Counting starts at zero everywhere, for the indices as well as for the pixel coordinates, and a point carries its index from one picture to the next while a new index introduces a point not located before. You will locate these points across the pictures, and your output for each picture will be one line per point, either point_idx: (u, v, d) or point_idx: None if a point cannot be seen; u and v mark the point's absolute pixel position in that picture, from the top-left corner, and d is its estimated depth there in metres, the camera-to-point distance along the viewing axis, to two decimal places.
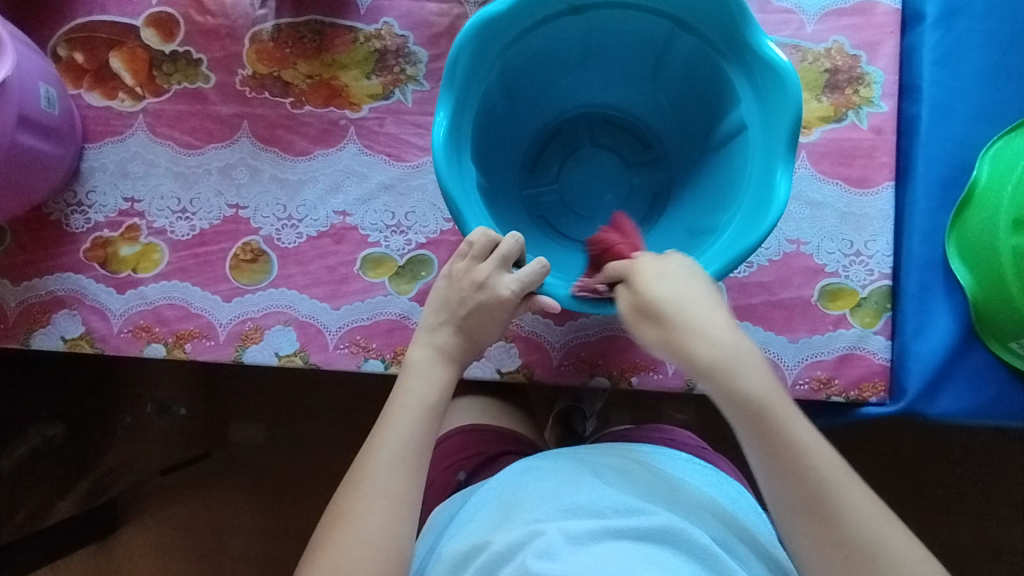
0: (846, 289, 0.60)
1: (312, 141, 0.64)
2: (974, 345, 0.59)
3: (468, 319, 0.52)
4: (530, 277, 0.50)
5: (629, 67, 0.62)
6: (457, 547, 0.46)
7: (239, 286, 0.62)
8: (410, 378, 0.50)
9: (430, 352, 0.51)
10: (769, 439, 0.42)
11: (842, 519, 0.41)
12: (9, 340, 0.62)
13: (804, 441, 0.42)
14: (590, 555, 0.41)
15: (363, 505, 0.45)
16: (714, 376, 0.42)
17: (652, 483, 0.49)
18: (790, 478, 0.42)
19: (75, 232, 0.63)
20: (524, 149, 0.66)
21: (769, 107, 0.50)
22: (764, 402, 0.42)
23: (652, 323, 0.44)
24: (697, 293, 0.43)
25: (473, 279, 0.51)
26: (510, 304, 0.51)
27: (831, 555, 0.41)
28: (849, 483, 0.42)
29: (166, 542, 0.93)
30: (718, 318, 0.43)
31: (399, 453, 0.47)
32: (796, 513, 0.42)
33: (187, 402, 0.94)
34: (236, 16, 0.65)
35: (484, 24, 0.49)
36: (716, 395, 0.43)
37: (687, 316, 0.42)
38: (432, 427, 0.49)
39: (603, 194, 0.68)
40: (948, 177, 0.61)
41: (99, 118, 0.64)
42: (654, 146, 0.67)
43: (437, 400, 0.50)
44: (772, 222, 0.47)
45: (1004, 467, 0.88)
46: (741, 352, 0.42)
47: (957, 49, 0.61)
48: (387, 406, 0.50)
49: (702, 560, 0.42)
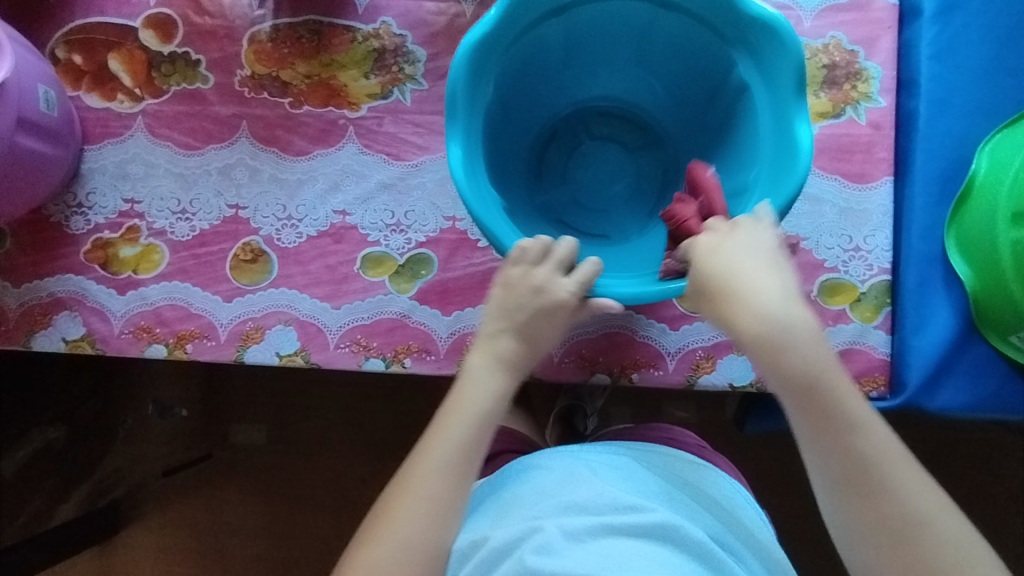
0: (845, 284, 0.60)
1: (311, 141, 0.64)
2: (974, 339, 0.60)
3: (525, 325, 0.49)
4: (585, 276, 0.47)
5: (623, 56, 0.62)
6: (457, 543, 0.46)
7: (239, 286, 0.62)
8: (466, 383, 0.49)
9: (489, 360, 0.49)
10: (821, 417, 0.42)
11: (891, 495, 0.42)
12: (10, 342, 0.62)
13: (858, 419, 0.43)
14: (586, 552, 0.41)
15: (407, 507, 0.45)
16: (768, 352, 0.42)
17: (652, 480, 0.49)
18: (838, 455, 0.42)
19: (75, 234, 0.63)
20: (529, 153, 0.66)
21: (770, 74, 0.50)
22: (819, 379, 0.42)
23: (707, 299, 0.44)
24: (755, 267, 0.43)
25: (531, 284, 0.48)
26: (570, 308, 0.48)
27: (874, 527, 0.43)
28: (899, 461, 0.43)
29: (168, 544, 0.93)
30: (777, 293, 0.42)
31: (448, 459, 0.47)
32: (842, 489, 0.43)
33: (189, 403, 0.95)
34: (234, 17, 0.65)
35: (482, 39, 0.48)
36: (770, 370, 0.42)
37: (743, 292, 0.42)
38: (484, 433, 0.48)
39: (611, 185, 0.68)
40: (946, 171, 0.61)
41: (98, 120, 0.64)
42: (651, 128, 0.68)
43: (490, 406, 0.49)
44: (798, 181, 0.46)
45: (1004, 462, 0.88)
46: (799, 327, 0.42)
47: (954, 44, 0.61)
48: (441, 407, 0.49)
49: (700, 557, 0.43)
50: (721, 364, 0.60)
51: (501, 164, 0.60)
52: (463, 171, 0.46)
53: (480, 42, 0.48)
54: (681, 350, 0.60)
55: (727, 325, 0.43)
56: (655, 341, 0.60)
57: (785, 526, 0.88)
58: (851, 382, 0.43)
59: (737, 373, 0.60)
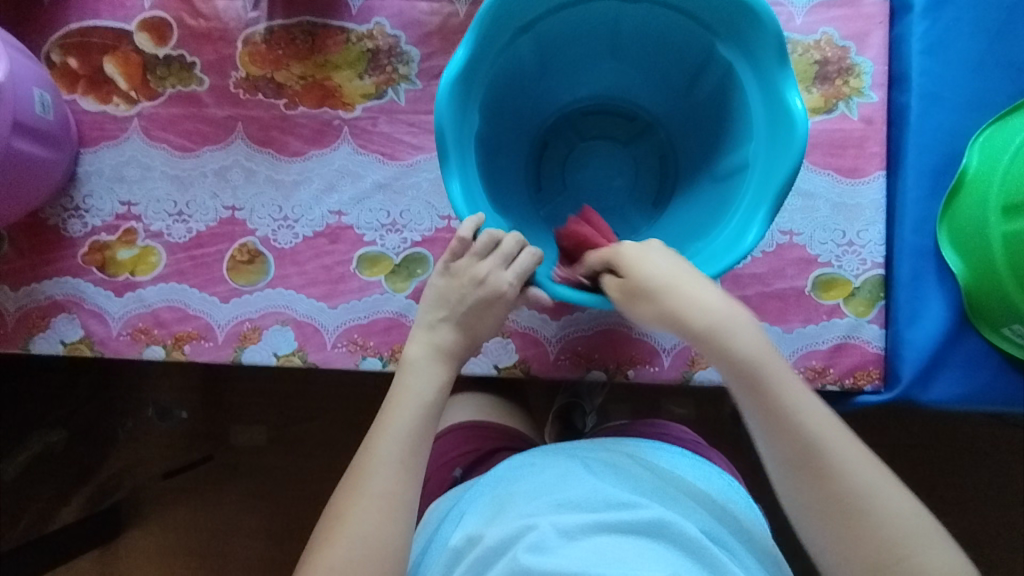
0: (839, 279, 0.60)
1: (307, 142, 0.64)
2: (968, 332, 0.60)
3: (466, 315, 0.53)
4: (526, 269, 0.50)
5: (600, 54, 0.62)
6: (452, 541, 0.46)
7: (236, 287, 0.62)
8: (408, 376, 0.51)
9: (428, 350, 0.52)
10: (763, 399, 0.44)
11: (837, 472, 0.43)
12: (9, 345, 0.62)
13: (797, 397, 0.44)
14: (579, 550, 0.42)
15: (361, 506, 0.46)
16: (704, 342, 0.44)
17: (641, 476, 0.49)
18: (783, 434, 0.44)
19: (72, 237, 0.63)
20: (527, 167, 0.67)
21: (759, 62, 0.50)
22: (759, 361, 0.44)
23: (642, 299, 0.45)
24: (684, 267, 0.45)
25: (474, 276, 0.51)
26: (509, 298, 0.51)
27: (824, 506, 0.43)
28: (841, 438, 0.44)
29: (169, 545, 0.93)
30: (708, 285, 0.45)
31: (397, 453, 0.48)
32: (789, 468, 0.44)
33: (189, 405, 0.95)
34: (229, 19, 0.65)
35: (465, 66, 0.49)
36: (713, 357, 0.44)
37: (679, 287, 0.44)
38: (429, 425, 0.50)
39: (612, 180, 0.69)
40: (939, 165, 0.61)
41: (94, 123, 0.64)
42: (636, 117, 0.68)
43: (434, 398, 0.51)
44: (796, 159, 0.47)
45: (1000, 453, 0.88)
46: (733, 315, 0.44)
47: (945, 38, 0.62)
48: (384, 404, 0.50)
49: (690, 552, 0.43)
50: None
51: (501, 169, 0.61)
52: (468, 209, 0.49)
53: (463, 66, 0.48)
54: (677, 346, 0.60)
55: (665, 321, 0.45)
56: (650, 337, 0.61)
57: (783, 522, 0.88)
58: (788, 366, 0.45)
59: None
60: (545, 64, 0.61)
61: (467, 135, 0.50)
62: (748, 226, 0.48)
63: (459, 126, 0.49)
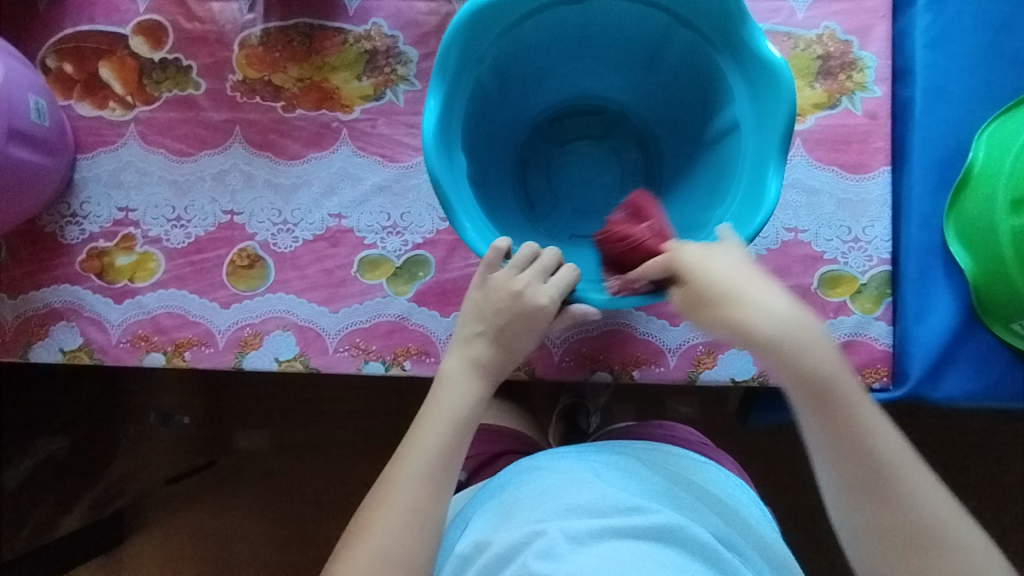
0: (845, 276, 0.59)
1: (305, 145, 0.63)
2: (977, 328, 0.59)
3: (503, 330, 0.51)
4: (566, 283, 0.49)
5: (568, 58, 0.62)
6: (460, 546, 0.46)
7: (236, 292, 0.61)
8: (442, 391, 0.50)
9: (465, 364, 0.51)
10: (836, 419, 0.43)
11: (906, 500, 0.43)
12: (8, 354, 0.62)
13: (870, 421, 0.43)
14: (590, 556, 0.41)
15: (386, 517, 0.46)
16: (774, 359, 0.43)
17: (652, 480, 0.48)
18: (854, 458, 0.43)
19: (70, 244, 0.63)
20: (516, 186, 0.65)
21: (729, 37, 0.51)
22: (833, 381, 0.43)
23: (708, 307, 0.44)
24: (756, 275, 0.44)
25: (511, 289, 0.50)
26: (547, 314, 0.50)
27: (889, 532, 0.43)
28: (913, 465, 0.43)
29: (173, 552, 0.93)
30: (780, 297, 0.43)
31: (427, 467, 0.47)
32: (855, 493, 0.43)
33: (191, 411, 0.94)
34: (224, 22, 0.64)
35: (437, 87, 0.48)
36: (783, 372, 0.43)
37: (750, 296, 0.43)
38: (461, 442, 0.49)
39: (600, 178, 0.68)
40: (944, 159, 0.60)
41: (90, 128, 0.64)
42: (605, 110, 0.68)
43: (468, 415, 0.50)
44: (786, 110, 0.47)
45: (1009, 449, 0.88)
46: (807, 330, 0.43)
47: (949, 31, 0.61)
48: (418, 417, 0.50)
49: (707, 559, 0.43)
50: (723, 358, 0.59)
51: (491, 186, 0.59)
52: (485, 245, 0.48)
53: (437, 103, 0.48)
54: (683, 346, 0.60)
55: (728, 333, 0.43)
56: (655, 337, 0.60)
57: (791, 522, 0.88)
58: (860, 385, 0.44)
59: (739, 368, 0.59)
60: (507, 87, 0.60)
61: (456, 173, 0.49)
62: (763, 185, 0.48)
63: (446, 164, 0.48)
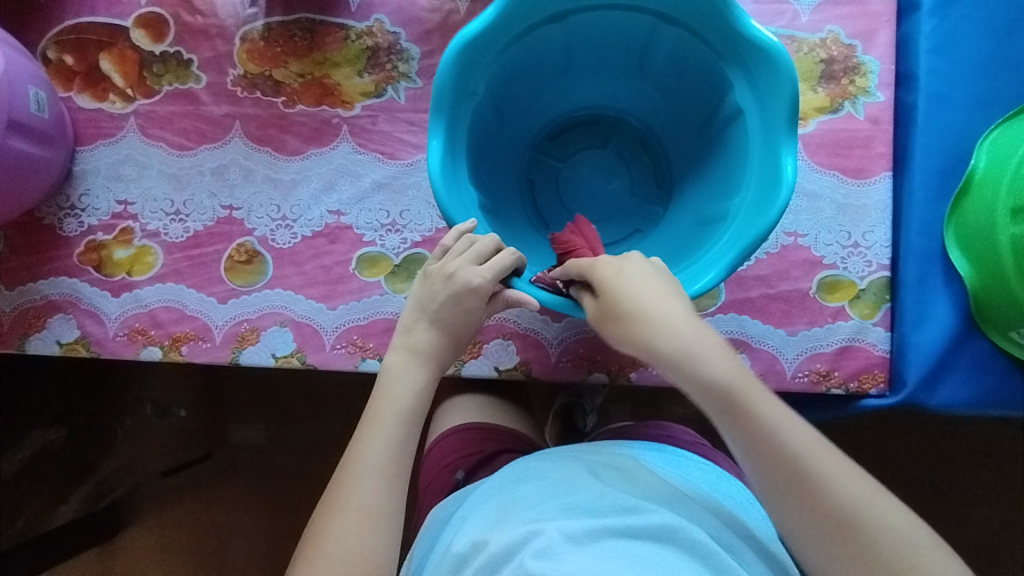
0: (844, 281, 0.60)
1: (306, 141, 0.63)
2: (975, 335, 0.59)
3: (439, 314, 0.52)
4: (503, 266, 0.49)
5: (561, 72, 0.62)
6: (457, 546, 0.45)
7: (234, 288, 0.61)
8: (387, 386, 0.51)
9: (407, 354, 0.52)
10: (742, 422, 0.40)
11: (826, 493, 0.40)
12: (4, 345, 0.61)
13: (776, 419, 0.41)
14: (588, 556, 0.41)
15: (341, 517, 0.45)
16: (678, 369, 0.41)
17: (649, 480, 0.48)
18: (767, 459, 0.40)
19: (69, 236, 0.62)
20: (526, 203, 0.65)
21: (728, 40, 0.51)
22: (732, 385, 0.40)
23: (613, 323, 0.43)
24: (651, 285, 0.42)
25: (444, 273, 0.51)
26: (482, 293, 0.50)
27: (817, 526, 0.40)
28: (826, 455, 0.41)
29: (167, 544, 0.93)
30: (675, 306, 0.41)
31: (378, 463, 0.47)
32: (778, 493, 0.41)
33: (187, 404, 0.94)
34: (226, 15, 0.64)
35: (444, 107, 0.48)
36: (686, 384, 0.41)
37: (644, 309, 0.41)
38: (411, 433, 0.50)
39: (608, 185, 0.68)
40: (946, 166, 0.60)
41: (90, 120, 0.64)
42: (602, 118, 0.67)
43: (414, 403, 0.51)
44: (789, 95, 0.47)
45: (1005, 456, 0.88)
46: (700, 340, 0.41)
47: (953, 37, 0.61)
48: (366, 414, 0.50)
49: (702, 558, 0.42)
50: None
51: (505, 206, 0.60)
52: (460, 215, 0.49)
53: (444, 129, 0.48)
54: None
55: (636, 346, 0.42)
56: None
57: None
58: (762, 385, 0.42)
59: None
60: (503, 113, 0.60)
61: (470, 207, 0.50)
62: (777, 164, 0.48)
63: (454, 196, 0.49)
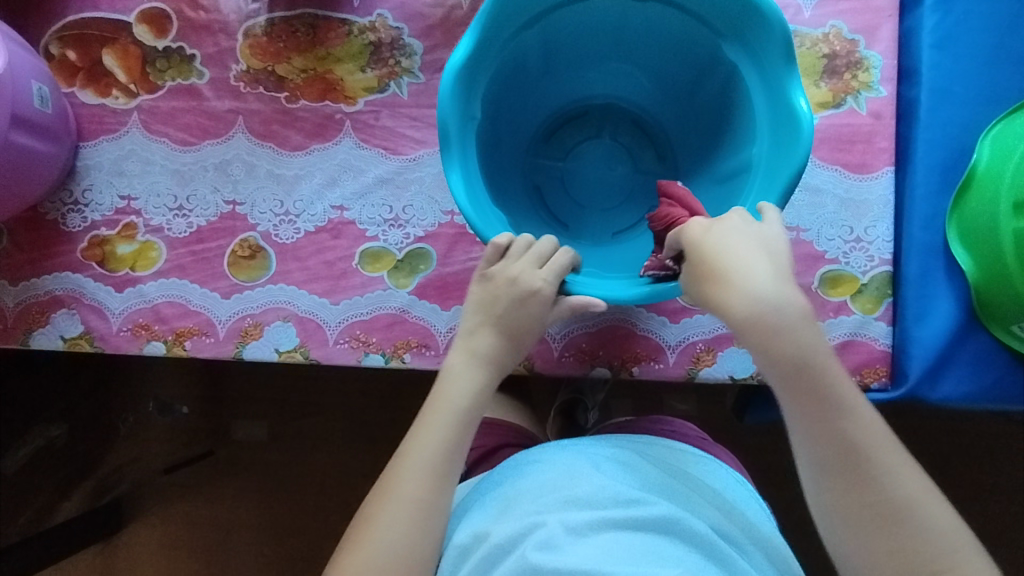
0: (845, 276, 0.60)
1: (308, 136, 0.63)
2: (976, 329, 0.59)
3: (502, 319, 0.51)
4: (562, 267, 0.50)
5: (562, 64, 0.62)
6: (459, 537, 0.46)
7: (237, 283, 0.61)
8: (447, 384, 0.50)
9: (468, 356, 0.51)
10: (810, 396, 0.41)
11: (879, 480, 0.41)
12: (8, 340, 0.62)
13: (847, 401, 0.42)
14: (589, 548, 0.41)
15: (389, 510, 0.45)
16: (757, 332, 0.41)
17: (650, 472, 0.48)
18: (828, 436, 0.42)
19: (71, 232, 0.63)
20: (536, 200, 0.65)
21: (734, 25, 0.50)
22: (809, 360, 0.41)
23: (695, 279, 0.43)
24: (743, 247, 0.42)
25: (507, 278, 0.50)
26: (544, 296, 0.49)
27: (859, 511, 0.41)
28: (887, 446, 0.42)
29: (171, 539, 0.93)
30: (764, 271, 0.41)
31: (431, 459, 0.47)
32: (828, 473, 0.42)
33: (190, 400, 0.95)
34: (229, 11, 0.64)
35: (454, 109, 0.48)
36: (761, 349, 0.42)
37: (729, 270, 0.42)
38: (467, 433, 0.49)
39: (613, 171, 0.68)
40: (947, 160, 0.60)
41: (93, 116, 0.64)
42: (599, 107, 0.67)
43: (472, 404, 0.50)
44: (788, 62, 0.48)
45: (1005, 452, 0.88)
46: (788, 306, 0.41)
47: (956, 32, 0.61)
48: (423, 410, 0.50)
49: (702, 549, 0.43)
50: (721, 357, 0.59)
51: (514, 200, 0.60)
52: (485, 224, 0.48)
53: (454, 130, 0.48)
54: (683, 343, 0.60)
55: (714, 306, 0.42)
56: (656, 335, 0.60)
57: (785, 520, 0.88)
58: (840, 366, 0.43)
59: (738, 365, 0.59)
60: (508, 107, 0.60)
61: (487, 208, 0.50)
62: (786, 137, 0.48)
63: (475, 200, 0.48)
